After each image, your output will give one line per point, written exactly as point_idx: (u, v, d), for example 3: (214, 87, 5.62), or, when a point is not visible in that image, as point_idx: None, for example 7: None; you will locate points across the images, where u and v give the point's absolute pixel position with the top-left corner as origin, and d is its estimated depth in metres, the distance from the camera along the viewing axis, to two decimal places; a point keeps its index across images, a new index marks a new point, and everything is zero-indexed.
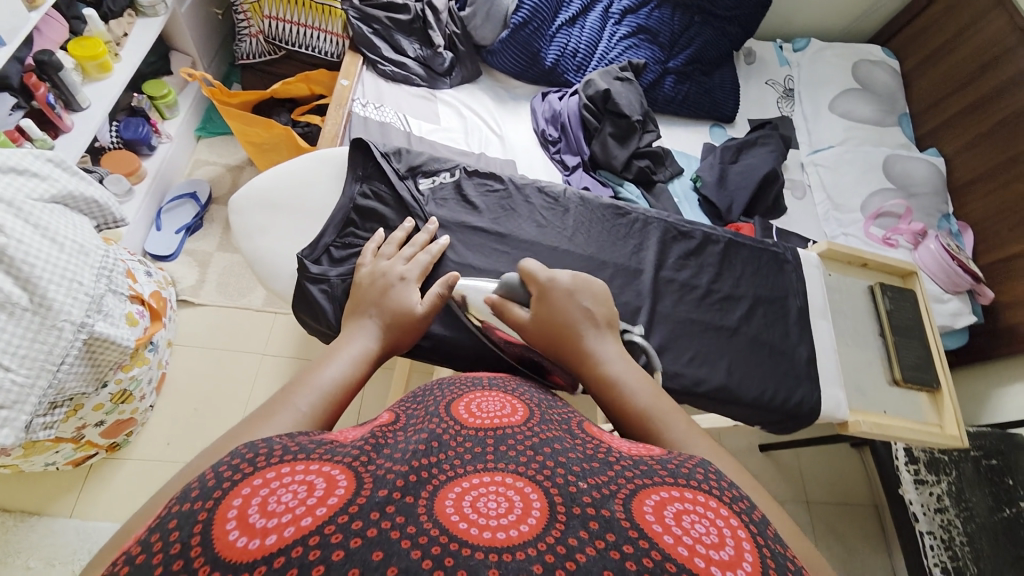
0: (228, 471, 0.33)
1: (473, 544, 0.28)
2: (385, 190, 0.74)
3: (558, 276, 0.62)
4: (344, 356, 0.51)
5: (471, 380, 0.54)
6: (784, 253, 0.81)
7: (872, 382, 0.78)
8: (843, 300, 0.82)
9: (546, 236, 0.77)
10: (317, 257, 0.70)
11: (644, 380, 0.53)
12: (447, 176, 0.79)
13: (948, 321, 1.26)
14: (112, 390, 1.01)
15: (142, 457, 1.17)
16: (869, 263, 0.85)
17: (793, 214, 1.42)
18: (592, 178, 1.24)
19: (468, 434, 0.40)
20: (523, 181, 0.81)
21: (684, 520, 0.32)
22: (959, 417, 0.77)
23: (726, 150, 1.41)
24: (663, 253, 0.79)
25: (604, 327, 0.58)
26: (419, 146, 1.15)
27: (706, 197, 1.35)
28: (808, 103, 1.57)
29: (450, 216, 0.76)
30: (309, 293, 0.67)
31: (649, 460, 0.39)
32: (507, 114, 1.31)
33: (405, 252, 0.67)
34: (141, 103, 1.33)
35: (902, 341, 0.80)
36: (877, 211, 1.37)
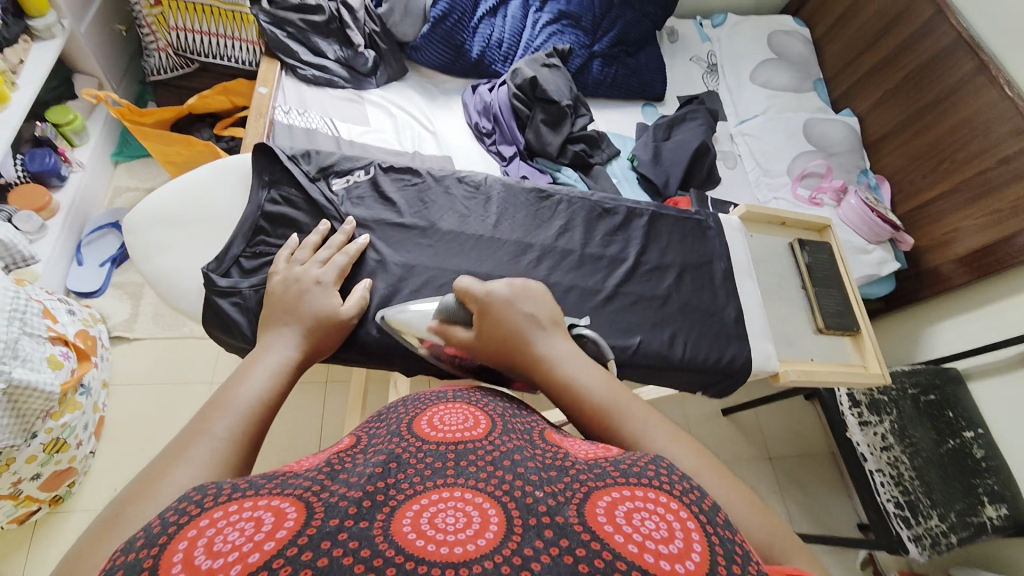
0: (174, 515, 0.32)
1: (430, 560, 0.29)
2: (295, 193, 0.72)
3: (496, 287, 0.58)
4: (262, 370, 0.50)
5: (434, 394, 0.51)
6: (706, 220, 0.84)
7: (799, 333, 0.83)
8: (766, 259, 0.86)
9: (469, 226, 0.77)
10: (225, 269, 0.67)
11: (599, 378, 0.51)
12: (362, 174, 0.78)
13: (874, 269, 1.34)
14: (43, 439, 0.92)
15: (93, 505, 1.10)
16: (787, 221, 0.89)
17: (726, 184, 1.48)
18: (529, 166, 1.25)
19: (431, 449, 0.40)
20: (441, 172, 0.81)
21: (634, 518, 0.34)
22: (879, 355, 0.82)
23: (657, 129, 1.46)
24: (590, 231, 0.80)
25: (552, 329, 0.56)
26: (349, 149, 1.13)
27: (644, 175, 1.39)
28: (731, 76, 1.64)
29: (368, 215, 0.75)
30: (219, 308, 0.64)
31: (604, 463, 0.40)
32: (438, 109, 1.30)
33: (320, 255, 0.66)
34: (45, 131, 1.23)
35: (823, 291, 0.84)
36: (801, 172, 1.44)
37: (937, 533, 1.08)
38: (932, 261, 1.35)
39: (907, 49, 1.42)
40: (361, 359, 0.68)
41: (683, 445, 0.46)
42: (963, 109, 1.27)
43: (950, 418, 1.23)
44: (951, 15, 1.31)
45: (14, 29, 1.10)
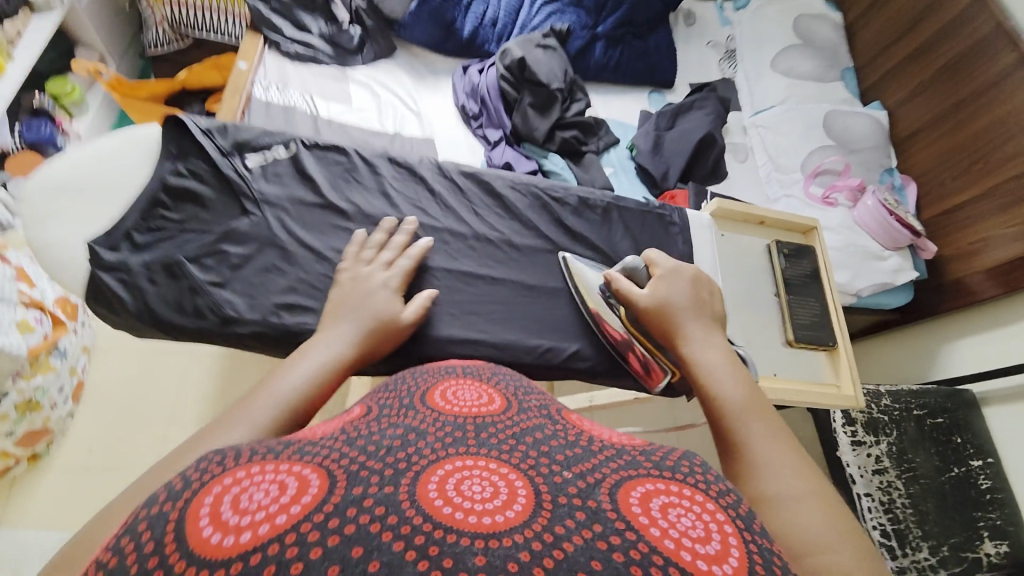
0: (197, 472, 0.30)
1: (458, 529, 0.27)
2: (202, 166, 0.63)
3: (677, 268, 0.62)
4: (308, 363, 0.47)
5: (444, 369, 0.55)
6: (670, 215, 0.77)
7: (765, 345, 0.75)
8: (739, 262, 0.78)
9: (402, 211, 0.68)
10: (115, 243, 0.59)
11: (737, 375, 0.49)
12: (282, 150, 0.67)
13: (890, 278, 1.22)
14: (15, 399, 0.96)
15: (68, 463, 1.11)
16: (765, 220, 0.82)
17: (733, 179, 1.37)
18: (515, 151, 1.19)
19: (449, 420, 0.40)
20: (373, 150, 0.71)
21: (669, 513, 0.30)
22: (855, 375, 0.75)
23: (661, 116, 1.36)
24: (534, 223, 0.73)
25: (708, 322, 0.56)
26: (327, 128, 1.10)
27: (641, 165, 1.30)
28: (750, 63, 1.50)
29: (284, 195, 0.65)
30: (102, 284, 0.58)
31: (632, 451, 0.36)
32: (425, 90, 1.26)
33: (385, 257, 0.61)
34: (42, 102, 1.26)
35: (796, 299, 0.77)
36: (816, 168, 1.32)
37: (924, 566, 1.01)
38: (956, 273, 1.22)
39: (940, 39, 1.28)
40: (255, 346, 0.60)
41: (800, 464, 0.39)
42: (1000, 107, 1.14)
43: (958, 446, 1.11)
44: (992, 3, 1.17)
45: (14, 3, 1.14)
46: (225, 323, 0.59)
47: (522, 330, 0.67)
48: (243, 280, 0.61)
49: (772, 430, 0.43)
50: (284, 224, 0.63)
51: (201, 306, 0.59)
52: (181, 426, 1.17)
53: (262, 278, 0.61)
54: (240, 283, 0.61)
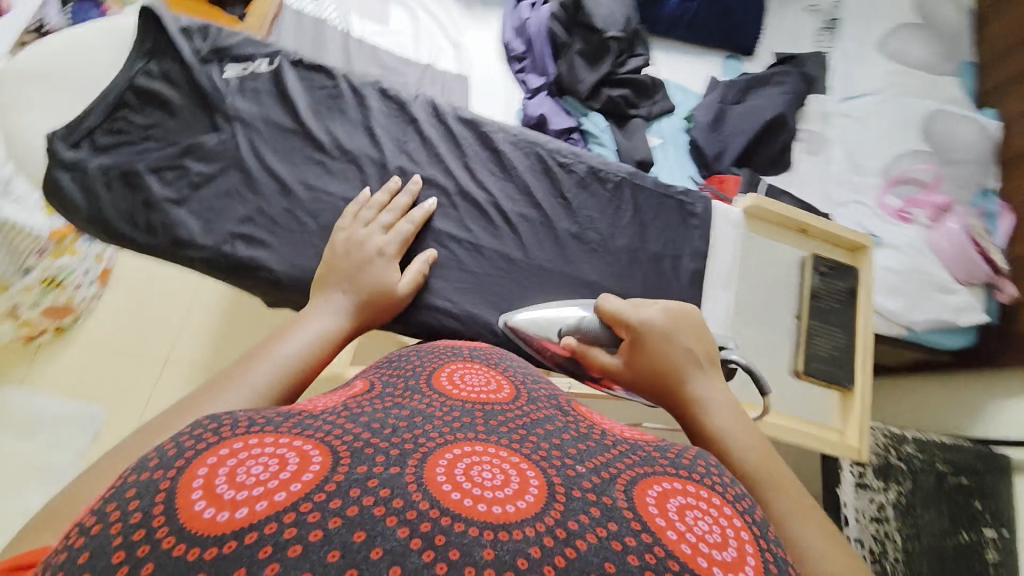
0: (190, 440, 0.30)
1: (467, 520, 0.26)
2: (174, 68, 0.60)
3: (653, 313, 0.54)
4: (300, 337, 0.47)
5: (449, 350, 0.50)
6: (692, 204, 0.68)
7: (768, 370, 0.67)
8: (759, 271, 0.69)
9: (382, 150, 0.62)
10: (76, 140, 0.57)
11: (749, 430, 0.45)
12: (264, 64, 0.62)
13: (950, 317, 1.05)
14: (39, 274, 1.01)
15: (86, 343, 1.19)
16: (809, 229, 0.71)
17: (797, 172, 1.20)
18: (555, 103, 1.08)
19: (457, 404, 0.37)
20: (363, 78, 0.64)
21: (686, 515, 0.30)
22: (865, 424, 0.66)
23: (730, 87, 1.19)
24: (529, 187, 0.65)
25: (710, 374, 0.50)
26: (358, 48, 1.03)
27: (694, 141, 1.16)
28: (851, 39, 1.28)
29: (259, 115, 0.60)
30: (56, 180, 0.55)
31: (646, 446, 0.37)
32: (471, 20, 1.15)
33: (384, 219, 0.58)
34: None
35: (819, 326, 0.68)
36: (898, 176, 1.13)
37: None
38: None
39: None
40: (207, 273, 0.57)
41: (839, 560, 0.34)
42: None
43: (977, 512, 0.98)
44: None
45: None
46: (177, 245, 0.56)
47: (488, 305, 0.61)
48: (203, 202, 0.57)
49: (804, 508, 0.38)
50: (254, 148, 0.59)
51: (154, 223, 0.56)
52: (193, 330, 1.21)
53: (223, 202, 0.57)
54: (199, 204, 0.57)
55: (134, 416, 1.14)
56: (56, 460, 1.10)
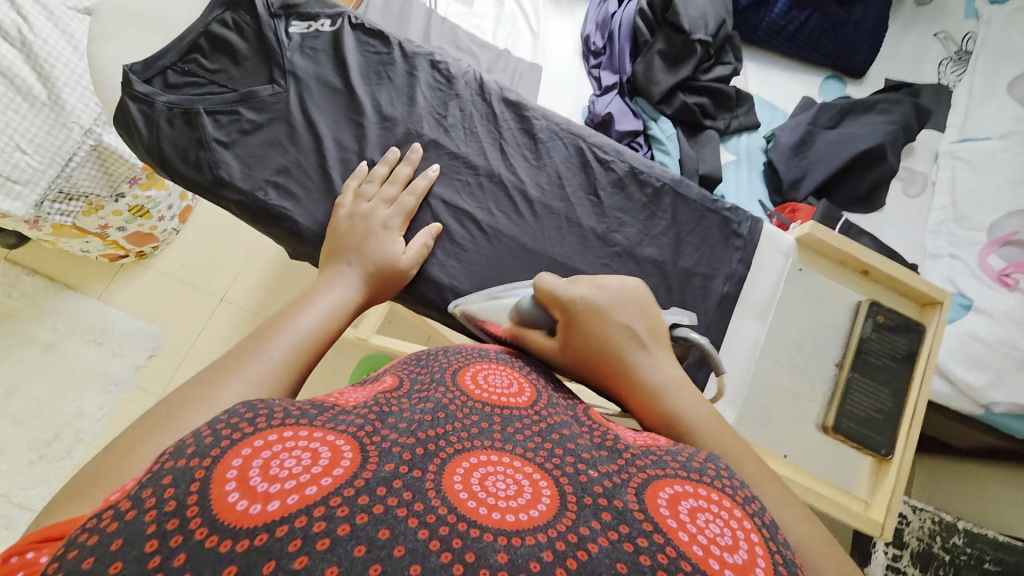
0: (226, 428, 0.29)
1: (482, 525, 0.26)
2: (247, 21, 0.63)
3: (585, 292, 0.50)
4: (320, 306, 0.49)
5: (479, 349, 0.48)
6: (738, 224, 0.63)
7: (791, 417, 0.61)
8: (799, 308, 0.63)
9: (421, 122, 0.63)
10: (149, 76, 0.61)
11: (697, 406, 0.43)
12: (327, 25, 0.65)
13: None
14: (129, 202, 1.12)
15: (160, 270, 1.32)
16: (871, 271, 0.64)
17: (888, 214, 1.07)
18: (624, 104, 1.04)
19: (475, 407, 0.36)
20: (416, 49, 0.65)
21: (698, 518, 0.30)
22: (896, 501, 0.57)
23: (824, 110, 1.08)
24: (562, 178, 0.63)
25: (651, 347, 0.47)
26: (440, 27, 1.05)
27: (771, 162, 1.06)
28: (980, 76, 1.12)
29: (312, 72, 0.63)
30: (127, 110, 0.60)
31: (658, 449, 0.37)
32: (554, 11, 1.13)
33: (387, 193, 0.59)
34: None
35: (861, 380, 0.61)
36: (1008, 237, 0.97)
37: None
38: None
39: None
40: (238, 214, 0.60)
41: (795, 516, 0.38)
42: None
43: None
44: None
45: None
46: (218, 183, 0.59)
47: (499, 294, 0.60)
48: (247, 148, 0.60)
49: (765, 480, 0.40)
50: (303, 104, 0.62)
51: (202, 161, 0.59)
52: (249, 273, 1.32)
53: (264, 151, 0.60)
54: (243, 150, 0.60)
55: (186, 341, 1.27)
56: (117, 368, 1.23)
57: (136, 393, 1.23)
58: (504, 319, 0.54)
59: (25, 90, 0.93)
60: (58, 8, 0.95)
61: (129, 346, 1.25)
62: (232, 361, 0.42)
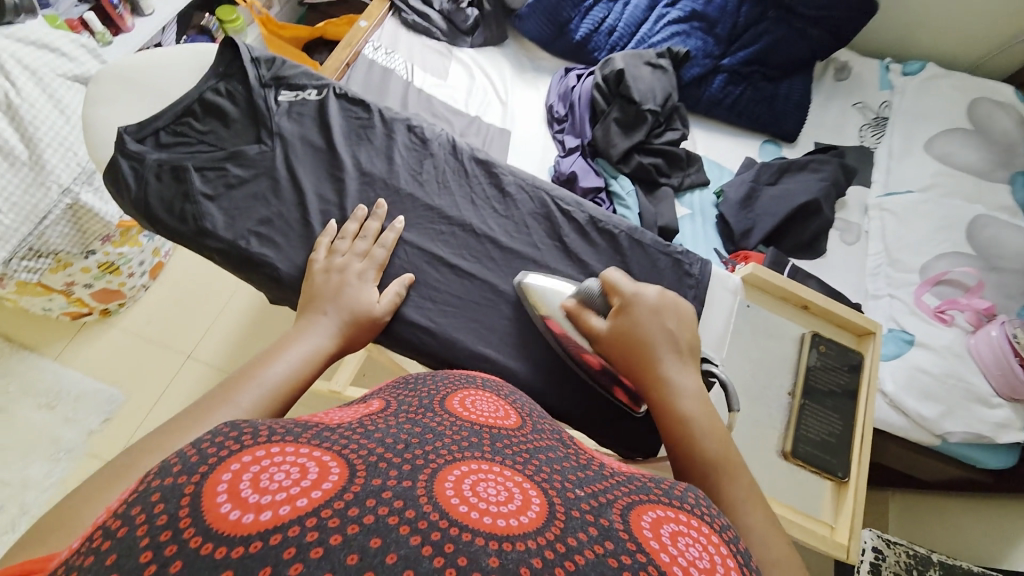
0: (212, 447, 0.29)
1: (474, 529, 0.27)
2: (239, 90, 0.68)
3: (646, 291, 0.58)
4: (292, 355, 0.52)
5: (465, 377, 0.51)
6: (689, 265, 0.67)
7: (754, 446, 0.64)
8: (753, 341, 0.68)
9: (399, 178, 0.68)
10: (143, 136, 0.65)
11: (713, 420, 0.50)
12: (313, 94, 0.71)
13: (987, 433, 0.96)
14: (100, 258, 1.12)
15: (124, 328, 1.29)
16: (810, 306, 0.69)
17: (831, 260, 1.17)
18: (586, 164, 1.14)
19: (465, 426, 0.38)
20: (394, 114, 0.71)
21: (678, 541, 0.31)
22: (856, 523, 0.60)
23: (765, 168, 1.20)
24: (530, 229, 0.68)
25: (687, 356, 0.55)
26: (415, 96, 1.15)
27: (723, 216, 1.16)
28: (898, 137, 1.27)
29: (297, 134, 0.68)
30: (118, 167, 0.63)
31: (641, 477, 0.38)
32: (520, 83, 1.25)
33: (359, 246, 0.62)
34: (208, 23, 1.46)
35: (811, 407, 0.65)
36: (938, 276, 1.08)
37: None
38: None
39: None
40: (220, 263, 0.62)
41: (775, 531, 0.44)
42: None
43: None
44: None
45: None
46: (201, 233, 0.62)
47: (475, 335, 0.63)
48: (232, 201, 0.63)
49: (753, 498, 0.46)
50: (288, 162, 0.66)
51: (187, 212, 0.62)
52: (218, 328, 1.30)
53: (249, 203, 0.63)
54: (228, 202, 0.63)
55: (147, 400, 1.21)
56: (71, 433, 1.17)
57: (86, 461, 1.15)
58: (563, 299, 0.61)
59: (6, 150, 0.93)
60: (49, 76, 0.98)
61: (85, 410, 1.19)
62: (200, 410, 0.45)
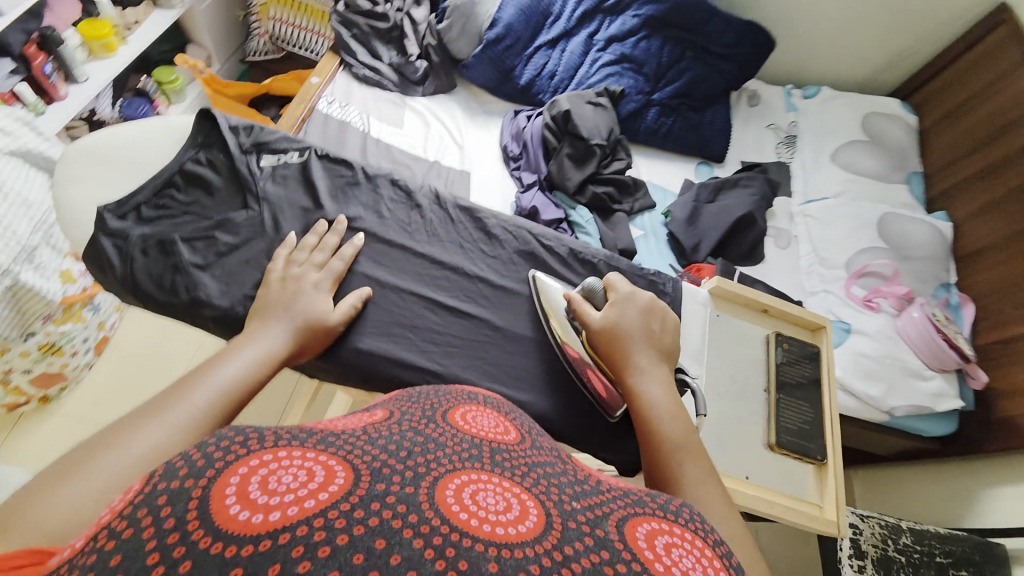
0: (217, 451, 0.30)
1: (473, 535, 0.28)
2: (221, 158, 0.69)
3: (639, 294, 0.63)
4: (247, 355, 0.51)
5: (466, 394, 0.55)
6: (664, 284, 0.74)
7: (745, 442, 0.70)
8: (728, 345, 0.74)
9: (388, 230, 0.71)
10: (124, 213, 0.65)
11: (680, 414, 0.54)
12: (295, 156, 0.72)
13: (927, 403, 1.09)
14: (41, 340, 1.03)
15: (68, 413, 1.18)
16: (770, 309, 0.78)
17: (771, 264, 1.30)
18: (545, 197, 1.20)
19: (466, 439, 0.41)
20: (376, 170, 0.74)
21: (672, 552, 0.33)
22: (841, 499, 0.67)
23: (703, 188, 1.32)
24: (519, 267, 0.73)
25: (664, 356, 0.59)
26: (374, 146, 1.18)
27: (673, 234, 1.27)
28: (808, 151, 1.44)
29: (284, 197, 0.69)
30: (100, 246, 0.63)
31: (638, 492, 0.40)
32: (474, 126, 1.32)
33: (317, 259, 0.63)
34: (146, 85, 1.43)
35: (787, 400, 0.72)
36: (861, 269, 1.23)
37: None
38: (1009, 412, 1.06)
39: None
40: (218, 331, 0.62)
41: (725, 516, 0.45)
42: None
43: None
44: None
45: None
46: (196, 304, 0.62)
47: (478, 372, 0.66)
48: (224, 268, 0.64)
49: (706, 483, 0.48)
50: (277, 223, 0.67)
51: (179, 284, 0.63)
52: None
53: (241, 269, 0.64)
54: (221, 270, 0.64)
55: None
56: None
57: None
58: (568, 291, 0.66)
59: None
60: None
61: None
62: (151, 408, 0.43)
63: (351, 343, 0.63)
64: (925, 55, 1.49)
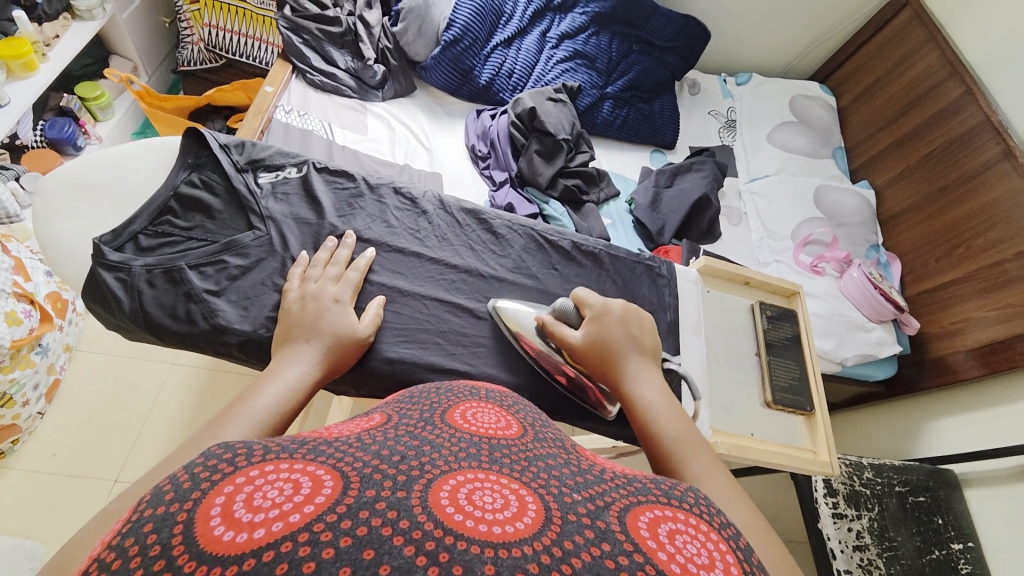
0: (204, 471, 0.27)
1: (468, 537, 0.25)
2: (216, 179, 0.69)
3: (609, 304, 0.65)
4: (280, 383, 0.49)
5: (467, 390, 0.52)
6: (659, 267, 0.81)
7: (745, 403, 0.78)
8: (718, 317, 0.82)
9: (398, 237, 0.73)
10: (120, 244, 0.63)
11: (674, 411, 0.54)
12: (293, 171, 0.73)
13: (873, 350, 1.23)
14: None
15: (26, 468, 1.09)
16: (751, 281, 0.86)
17: (726, 241, 1.38)
18: (518, 194, 1.23)
19: (465, 437, 0.37)
20: (378, 180, 0.76)
21: (676, 537, 0.30)
22: (831, 443, 0.77)
23: (660, 174, 1.37)
24: (525, 262, 0.77)
25: (646, 355, 0.61)
26: (340, 154, 1.14)
27: (638, 220, 1.31)
28: (747, 134, 1.56)
29: (289, 214, 0.70)
30: (103, 281, 0.61)
31: (642, 477, 0.36)
32: (439, 129, 1.32)
33: (333, 272, 0.64)
34: (69, 103, 1.30)
35: (776, 361, 0.80)
36: (805, 238, 1.35)
37: None
38: (940, 350, 1.23)
39: (932, 125, 1.33)
40: (244, 357, 0.63)
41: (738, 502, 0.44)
42: (983, 195, 1.17)
43: (940, 527, 1.11)
44: (980, 97, 1.22)
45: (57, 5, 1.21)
46: (217, 330, 0.62)
47: (503, 366, 0.69)
48: (239, 291, 0.64)
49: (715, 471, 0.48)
50: (286, 239, 0.68)
51: (195, 312, 0.62)
52: (152, 435, 1.16)
53: (257, 290, 0.64)
54: (236, 293, 0.64)
55: None
56: None
57: None
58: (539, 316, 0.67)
59: None
60: None
61: None
62: (191, 446, 0.42)
63: (382, 352, 0.65)
64: (838, 40, 1.66)
